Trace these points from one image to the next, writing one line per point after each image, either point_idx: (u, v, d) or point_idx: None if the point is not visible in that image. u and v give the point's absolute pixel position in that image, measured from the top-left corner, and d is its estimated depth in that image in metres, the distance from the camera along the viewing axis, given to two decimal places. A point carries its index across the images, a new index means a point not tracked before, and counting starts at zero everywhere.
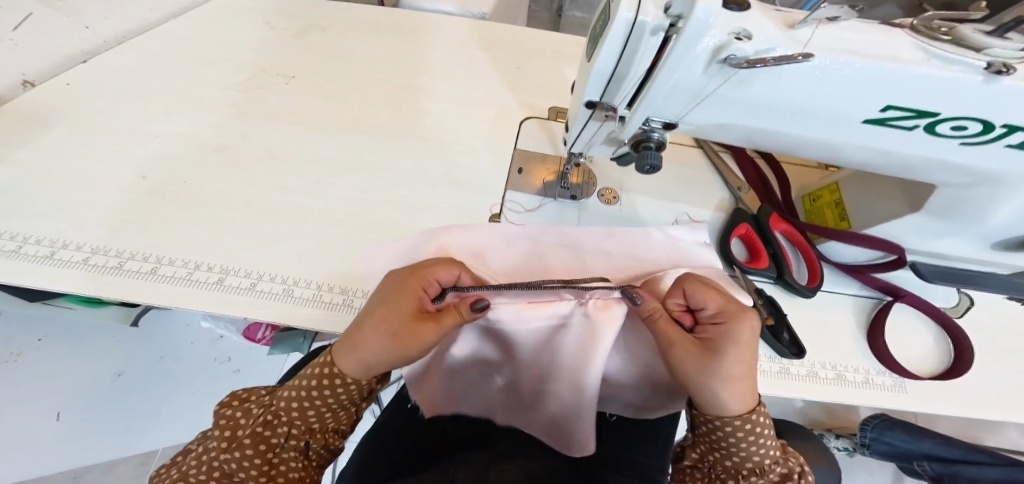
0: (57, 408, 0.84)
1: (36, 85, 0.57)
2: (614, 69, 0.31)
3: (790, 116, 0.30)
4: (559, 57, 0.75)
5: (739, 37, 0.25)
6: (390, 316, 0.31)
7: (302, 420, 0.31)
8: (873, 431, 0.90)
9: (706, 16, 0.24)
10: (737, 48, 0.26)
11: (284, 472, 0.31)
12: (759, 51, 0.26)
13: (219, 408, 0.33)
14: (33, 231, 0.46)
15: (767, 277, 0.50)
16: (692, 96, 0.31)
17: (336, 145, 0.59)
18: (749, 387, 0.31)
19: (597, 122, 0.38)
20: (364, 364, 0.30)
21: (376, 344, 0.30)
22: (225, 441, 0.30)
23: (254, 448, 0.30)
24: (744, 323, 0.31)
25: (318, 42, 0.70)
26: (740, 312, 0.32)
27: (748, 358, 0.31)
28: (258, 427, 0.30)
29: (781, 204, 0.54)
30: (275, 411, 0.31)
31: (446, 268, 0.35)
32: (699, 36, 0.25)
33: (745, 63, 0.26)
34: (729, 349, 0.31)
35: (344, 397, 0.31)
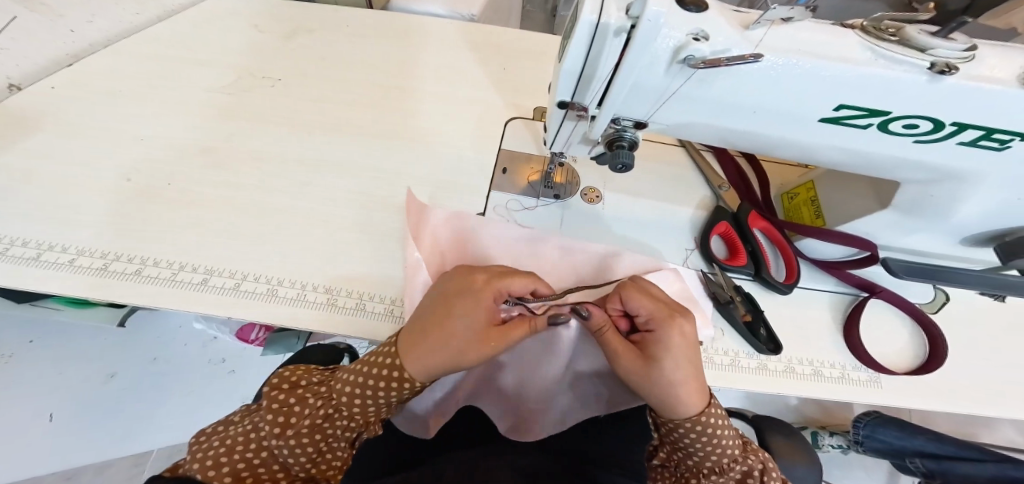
0: (49, 410, 0.84)
1: (23, 89, 0.58)
2: (581, 70, 0.32)
3: (752, 114, 0.31)
4: (546, 58, 0.76)
5: (697, 38, 0.26)
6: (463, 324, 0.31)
7: (361, 415, 0.34)
8: (865, 428, 0.91)
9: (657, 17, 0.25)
10: (695, 49, 0.26)
11: (331, 458, 0.35)
12: (716, 52, 0.26)
13: (267, 390, 0.35)
14: (20, 234, 0.47)
15: (745, 274, 0.51)
16: (657, 96, 0.31)
17: (322, 147, 0.59)
18: (697, 388, 0.33)
19: (571, 122, 0.39)
20: (430, 369, 0.31)
21: (448, 350, 0.31)
22: (279, 427, 0.32)
23: (310, 437, 0.33)
24: (674, 329, 0.33)
25: (305, 44, 0.71)
26: (670, 317, 0.34)
27: (690, 361, 0.33)
28: (316, 418, 0.33)
29: (760, 202, 0.55)
30: (334, 404, 0.34)
31: (520, 279, 0.35)
32: (656, 37, 0.26)
33: (702, 63, 0.26)
34: (667, 356, 0.32)
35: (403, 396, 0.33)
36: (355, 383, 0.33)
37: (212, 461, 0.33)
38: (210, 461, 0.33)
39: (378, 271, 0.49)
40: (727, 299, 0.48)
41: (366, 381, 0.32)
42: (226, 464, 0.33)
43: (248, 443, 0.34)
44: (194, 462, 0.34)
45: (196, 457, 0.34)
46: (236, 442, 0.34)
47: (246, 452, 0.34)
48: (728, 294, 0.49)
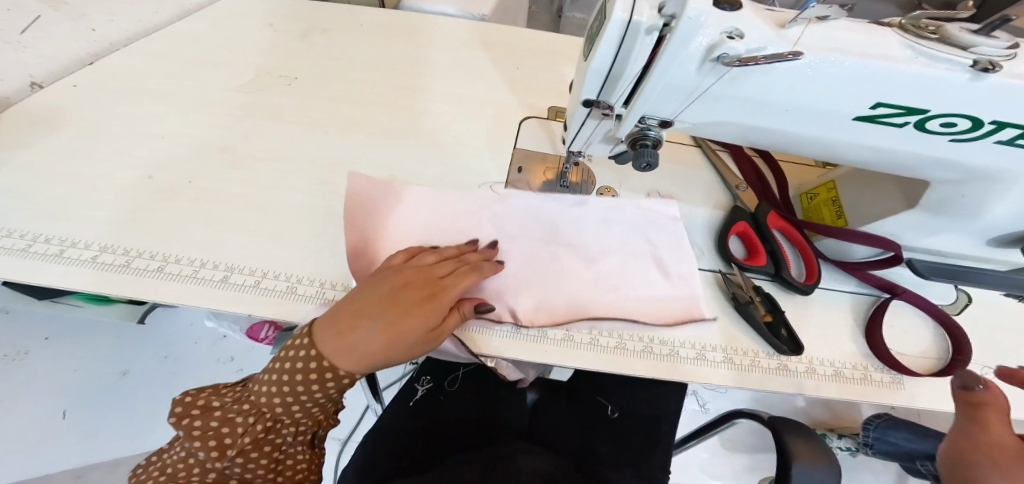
0: (63, 407, 0.85)
1: (44, 87, 0.58)
2: (610, 68, 0.31)
3: (783, 113, 0.31)
4: (559, 58, 0.76)
5: (731, 36, 0.26)
6: (389, 320, 0.37)
7: (302, 419, 0.39)
8: (876, 430, 0.90)
9: (696, 16, 0.24)
10: (730, 47, 0.26)
11: (289, 461, 0.41)
12: (751, 50, 0.26)
13: (178, 420, 0.38)
14: (42, 230, 0.47)
15: (764, 274, 0.51)
16: (686, 95, 0.31)
17: (339, 146, 0.60)
18: None
19: (594, 121, 0.39)
20: (361, 359, 0.37)
21: (370, 342, 0.36)
22: (216, 451, 0.36)
23: (258, 451, 0.38)
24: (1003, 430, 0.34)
25: (320, 43, 0.71)
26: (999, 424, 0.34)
27: None
28: (253, 434, 0.37)
29: (779, 202, 0.54)
30: (270, 417, 0.38)
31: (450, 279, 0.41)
32: (692, 35, 0.26)
33: (736, 61, 0.26)
34: None
35: (331, 391, 0.38)
36: (276, 393, 0.37)
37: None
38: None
39: None
40: (746, 300, 0.48)
41: (287, 389, 0.37)
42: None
43: (193, 468, 0.37)
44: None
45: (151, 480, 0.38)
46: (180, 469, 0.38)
47: (194, 476, 0.37)
48: (747, 294, 0.49)
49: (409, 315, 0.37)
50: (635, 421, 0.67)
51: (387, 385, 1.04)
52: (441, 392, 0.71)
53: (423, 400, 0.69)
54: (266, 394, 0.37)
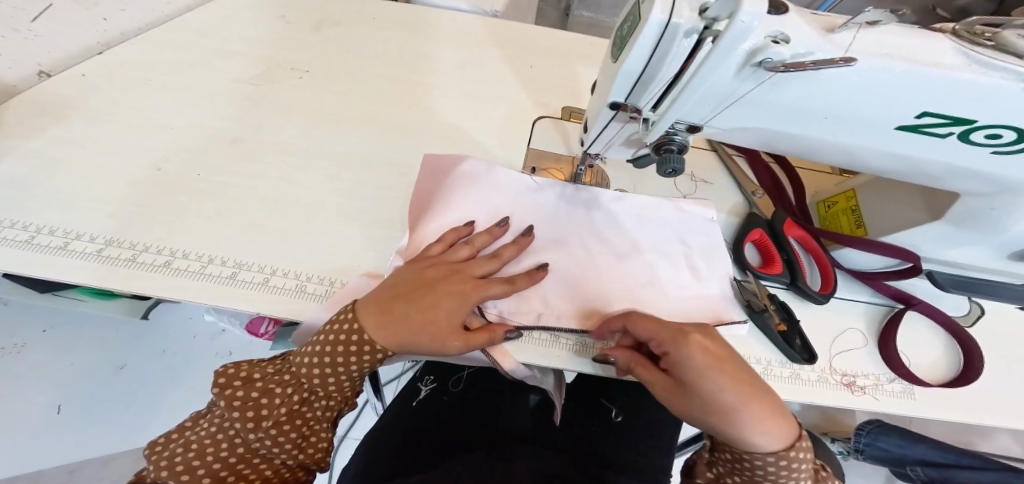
0: (58, 401, 0.83)
1: (52, 76, 0.56)
2: (642, 71, 0.30)
3: (821, 120, 0.30)
4: (572, 57, 0.75)
5: (777, 41, 0.24)
6: (413, 297, 0.38)
7: (337, 393, 0.38)
8: (867, 436, 0.90)
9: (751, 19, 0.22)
10: (774, 52, 0.25)
11: (316, 441, 0.38)
12: (797, 55, 0.25)
13: (218, 387, 0.36)
14: (47, 222, 0.46)
15: (779, 282, 0.50)
16: (722, 100, 0.30)
17: (349, 142, 0.58)
18: (768, 412, 0.33)
19: (619, 124, 0.38)
20: (385, 333, 0.36)
21: (391, 320, 0.36)
22: (252, 422, 0.34)
23: (291, 423, 0.36)
24: (691, 346, 0.34)
25: (332, 36, 0.70)
26: (682, 336, 0.35)
27: (745, 384, 0.33)
28: (292, 404, 0.36)
29: (796, 209, 0.54)
30: (308, 387, 0.37)
31: (478, 263, 0.42)
32: (739, 40, 0.24)
33: (782, 67, 0.25)
34: (705, 389, 0.33)
35: (365, 368, 0.37)
36: (317, 364, 0.36)
37: (183, 465, 0.33)
38: (180, 464, 0.33)
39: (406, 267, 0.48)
40: (761, 309, 0.47)
41: (327, 359, 0.36)
42: (202, 467, 0.33)
43: (220, 443, 0.34)
44: (160, 471, 0.33)
45: (161, 465, 0.33)
46: (204, 445, 0.34)
47: (220, 453, 0.34)
48: (762, 302, 0.47)
49: (443, 297, 0.37)
50: (639, 425, 0.68)
51: (387, 381, 1.03)
52: (444, 393, 0.71)
53: (425, 401, 0.69)
54: (307, 365, 0.37)
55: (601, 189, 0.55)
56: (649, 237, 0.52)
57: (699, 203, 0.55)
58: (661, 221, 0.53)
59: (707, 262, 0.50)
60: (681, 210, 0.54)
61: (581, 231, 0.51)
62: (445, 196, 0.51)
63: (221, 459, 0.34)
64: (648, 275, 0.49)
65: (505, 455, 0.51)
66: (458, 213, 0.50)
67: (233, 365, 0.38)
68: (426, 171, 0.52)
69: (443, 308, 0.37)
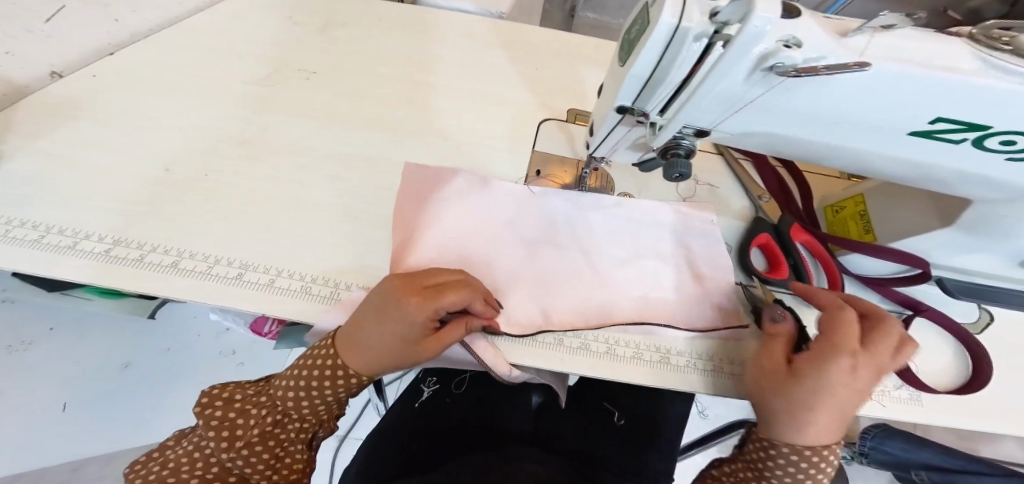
0: (64, 400, 0.83)
1: (63, 77, 0.57)
2: (650, 75, 0.30)
3: (833, 126, 0.30)
4: (578, 59, 0.75)
5: (788, 45, 0.23)
6: (374, 332, 0.35)
7: (310, 416, 0.38)
8: (873, 441, 0.86)
9: (764, 24, 0.22)
10: (786, 56, 0.24)
11: (290, 463, 0.38)
12: (810, 59, 0.24)
13: (200, 408, 0.37)
14: (57, 221, 0.46)
15: (786, 288, 0.49)
16: (732, 105, 0.30)
17: (356, 143, 0.58)
18: (833, 423, 0.35)
19: (626, 127, 0.38)
20: (354, 363, 0.36)
21: (360, 352, 0.36)
22: (225, 441, 0.35)
23: (264, 444, 0.36)
24: (838, 365, 0.33)
25: (338, 37, 0.70)
26: (836, 351, 0.34)
27: (833, 400, 0.34)
28: (265, 426, 0.36)
29: (803, 214, 0.53)
30: (282, 410, 0.37)
31: (449, 297, 0.35)
32: (751, 45, 0.23)
33: (793, 72, 0.24)
34: (817, 392, 0.33)
35: (342, 391, 0.37)
36: (298, 385, 0.37)
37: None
38: (155, 482, 0.34)
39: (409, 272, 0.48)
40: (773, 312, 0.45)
41: (303, 381, 0.37)
42: None
43: (197, 461, 0.36)
44: None
45: (139, 482, 0.35)
46: (181, 464, 0.35)
47: (196, 472, 0.35)
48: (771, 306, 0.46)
49: (393, 335, 0.35)
50: (642, 429, 0.68)
51: (389, 381, 1.03)
52: (446, 395, 0.71)
53: (427, 403, 0.70)
54: (284, 387, 0.37)
55: (602, 195, 0.55)
56: (649, 242, 0.52)
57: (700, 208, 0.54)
58: (663, 226, 0.53)
59: (709, 267, 0.50)
60: (682, 215, 0.54)
61: (585, 236, 0.51)
62: (447, 202, 0.52)
63: (195, 479, 0.35)
64: (651, 280, 0.49)
65: (510, 456, 0.51)
66: (451, 219, 0.50)
67: (218, 387, 0.40)
68: (429, 178, 0.53)
69: (373, 342, 0.35)
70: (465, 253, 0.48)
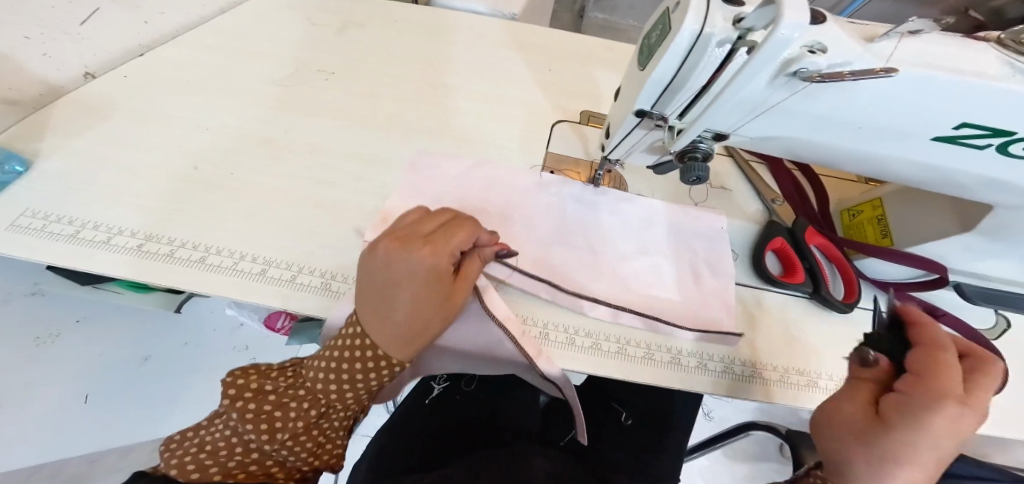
0: (86, 391, 0.80)
1: (97, 78, 0.59)
2: (670, 80, 0.30)
3: (855, 130, 0.30)
4: (592, 61, 0.76)
5: (813, 50, 0.24)
6: (405, 298, 0.34)
7: (350, 406, 0.39)
8: None
9: (793, 31, 0.21)
10: (810, 62, 0.24)
11: (330, 448, 0.40)
12: (834, 65, 0.25)
13: (235, 398, 0.36)
14: (91, 217, 0.48)
15: (801, 292, 0.50)
16: (753, 109, 0.30)
17: (375, 143, 0.60)
18: (927, 480, 0.28)
19: (642, 131, 0.38)
20: (400, 340, 0.35)
21: (401, 326, 0.35)
22: (267, 434, 0.35)
23: (307, 434, 0.37)
24: (939, 414, 0.27)
25: (356, 39, 0.71)
26: (938, 399, 0.28)
27: (933, 454, 0.28)
28: (306, 417, 0.37)
29: (817, 218, 0.54)
30: (324, 402, 0.38)
31: (456, 233, 0.38)
32: (778, 52, 0.23)
33: (818, 76, 0.24)
34: (906, 440, 0.28)
35: (382, 383, 0.38)
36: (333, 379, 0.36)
37: (194, 467, 0.34)
38: (191, 464, 0.34)
39: None
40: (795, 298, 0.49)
41: (344, 376, 0.36)
42: (216, 467, 0.35)
43: (237, 448, 0.36)
44: (170, 470, 0.34)
45: (171, 465, 0.34)
46: (221, 447, 0.36)
47: (238, 458, 0.36)
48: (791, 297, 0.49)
49: (433, 286, 0.35)
50: (649, 427, 0.67)
51: None
52: (456, 392, 0.72)
53: (437, 399, 0.70)
54: (324, 380, 0.37)
55: (608, 197, 0.56)
56: (657, 243, 0.53)
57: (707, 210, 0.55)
58: (672, 228, 0.54)
59: (714, 268, 0.51)
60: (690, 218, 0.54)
61: (592, 235, 0.52)
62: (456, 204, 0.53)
63: (234, 465, 0.36)
64: (656, 280, 0.50)
65: (526, 455, 0.52)
66: None
67: (235, 377, 0.38)
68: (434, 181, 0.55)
69: (404, 316, 0.35)
70: None
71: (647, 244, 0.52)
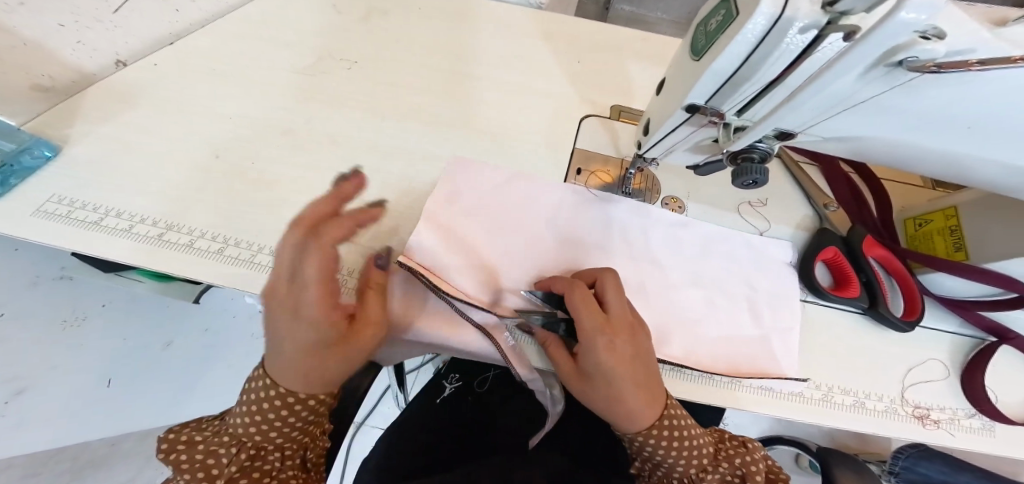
0: (108, 376, 0.78)
1: (128, 65, 0.58)
2: (734, 72, 0.27)
3: (963, 130, 0.27)
4: (624, 52, 0.72)
5: (926, 37, 0.19)
6: (287, 352, 0.31)
7: (288, 441, 0.36)
8: (906, 460, 0.90)
9: (912, 17, 0.17)
10: (923, 50, 0.20)
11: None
12: (953, 54, 0.20)
13: (164, 455, 0.34)
14: (115, 204, 0.47)
15: (854, 306, 0.46)
16: (833, 104, 0.26)
17: (399, 135, 0.58)
18: (643, 406, 0.36)
19: (690, 128, 0.35)
20: (303, 381, 0.32)
21: (297, 370, 0.32)
22: (206, 481, 0.33)
23: (247, 477, 0.34)
24: (604, 344, 0.34)
25: (379, 27, 0.69)
26: (600, 331, 0.35)
27: (628, 382, 0.35)
28: (241, 460, 0.34)
29: (879, 227, 0.49)
30: (253, 444, 0.35)
31: (311, 265, 0.28)
32: (886, 40, 0.19)
33: (933, 67, 0.20)
34: (592, 369, 0.35)
35: (302, 415, 0.34)
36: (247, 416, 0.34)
37: None
38: None
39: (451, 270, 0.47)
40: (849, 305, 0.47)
41: (258, 415, 0.33)
42: None
43: None
44: None
45: None
46: None
47: None
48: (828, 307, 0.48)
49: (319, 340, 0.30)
50: None
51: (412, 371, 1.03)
52: (468, 392, 0.70)
53: (448, 400, 0.68)
54: (243, 423, 0.34)
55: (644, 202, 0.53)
56: (689, 282, 0.48)
57: (754, 220, 0.53)
58: (730, 257, 0.49)
59: (771, 311, 0.46)
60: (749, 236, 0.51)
61: (616, 264, 0.49)
62: (487, 205, 0.51)
63: None
64: (685, 318, 0.46)
65: (519, 461, 0.49)
66: (486, 219, 0.50)
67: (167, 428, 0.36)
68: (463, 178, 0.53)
69: (294, 362, 0.31)
70: (510, 255, 0.48)
71: (692, 251, 0.50)
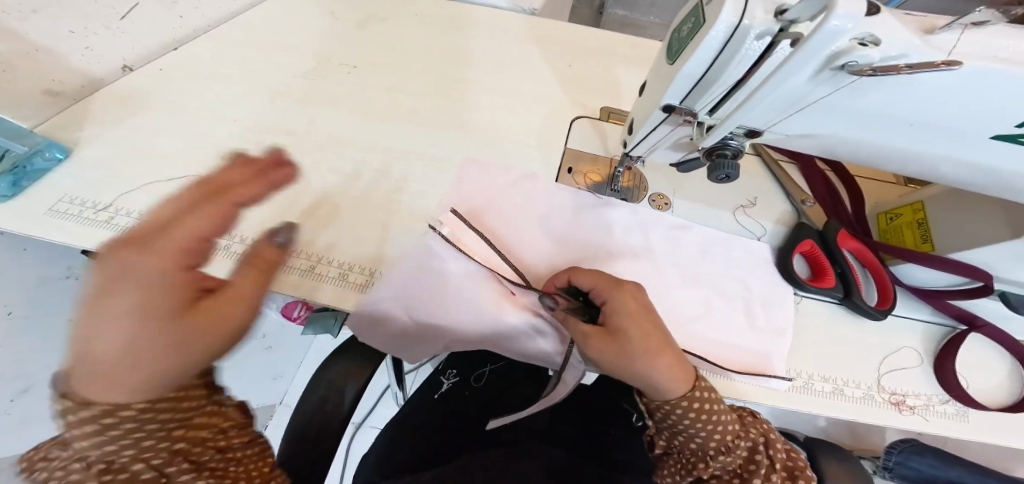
0: None
1: (134, 71, 0.60)
2: (702, 74, 0.29)
3: (907, 128, 0.30)
4: (614, 56, 0.74)
5: (864, 43, 0.22)
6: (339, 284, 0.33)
7: None
8: (898, 455, 0.92)
9: (843, 24, 0.20)
10: (861, 55, 0.23)
11: None
12: (888, 58, 0.23)
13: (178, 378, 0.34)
14: (125, 204, 0.49)
15: (830, 296, 0.48)
16: (791, 103, 0.29)
17: (397, 136, 0.60)
18: (675, 364, 0.36)
19: (668, 127, 0.37)
20: None
21: None
22: None
23: None
24: (622, 293, 0.39)
25: (377, 33, 0.72)
26: (616, 286, 0.39)
27: (654, 335, 0.37)
28: None
29: (853, 221, 0.51)
30: None
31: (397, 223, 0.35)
32: (826, 44, 0.22)
33: (869, 71, 0.23)
34: (622, 324, 0.37)
35: None
36: None
37: None
38: None
39: (446, 265, 0.49)
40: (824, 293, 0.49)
41: None
42: None
43: None
44: None
45: None
46: None
47: None
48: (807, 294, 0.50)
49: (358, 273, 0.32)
50: None
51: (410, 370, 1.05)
52: (466, 387, 0.70)
53: (447, 395, 0.69)
54: None
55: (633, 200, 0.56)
56: (676, 275, 0.50)
57: (738, 216, 0.55)
58: (725, 258, 0.52)
59: (756, 309, 0.49)
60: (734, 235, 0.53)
61: (604, 259, 0.51)
62: (481, 203, 0.54)
63: None
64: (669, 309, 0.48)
65: (516, 454, 0.50)
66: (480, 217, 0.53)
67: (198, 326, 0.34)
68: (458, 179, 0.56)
69: None
70: (502, 250, 0.50)
71: (677, 246, 0.52)
